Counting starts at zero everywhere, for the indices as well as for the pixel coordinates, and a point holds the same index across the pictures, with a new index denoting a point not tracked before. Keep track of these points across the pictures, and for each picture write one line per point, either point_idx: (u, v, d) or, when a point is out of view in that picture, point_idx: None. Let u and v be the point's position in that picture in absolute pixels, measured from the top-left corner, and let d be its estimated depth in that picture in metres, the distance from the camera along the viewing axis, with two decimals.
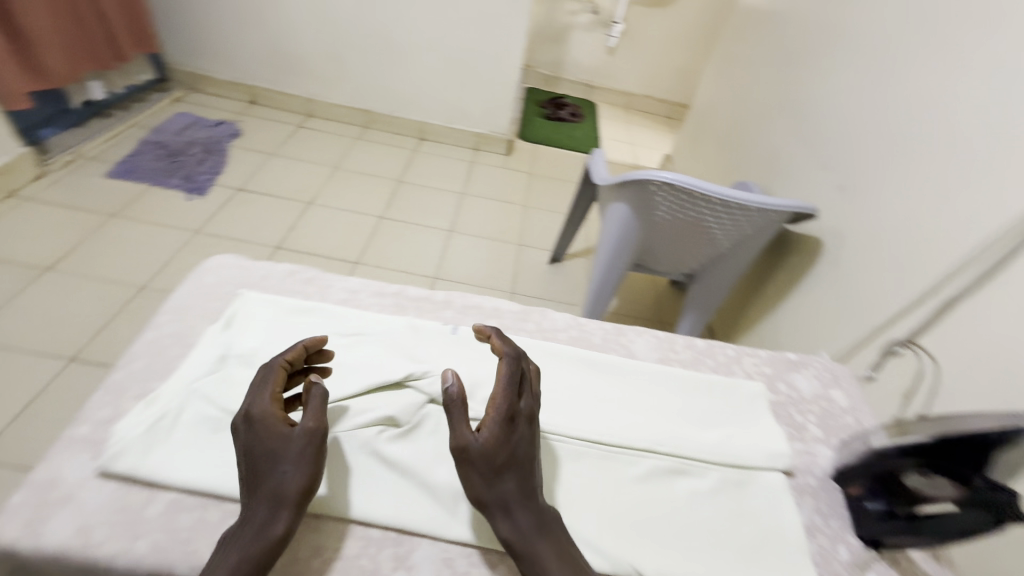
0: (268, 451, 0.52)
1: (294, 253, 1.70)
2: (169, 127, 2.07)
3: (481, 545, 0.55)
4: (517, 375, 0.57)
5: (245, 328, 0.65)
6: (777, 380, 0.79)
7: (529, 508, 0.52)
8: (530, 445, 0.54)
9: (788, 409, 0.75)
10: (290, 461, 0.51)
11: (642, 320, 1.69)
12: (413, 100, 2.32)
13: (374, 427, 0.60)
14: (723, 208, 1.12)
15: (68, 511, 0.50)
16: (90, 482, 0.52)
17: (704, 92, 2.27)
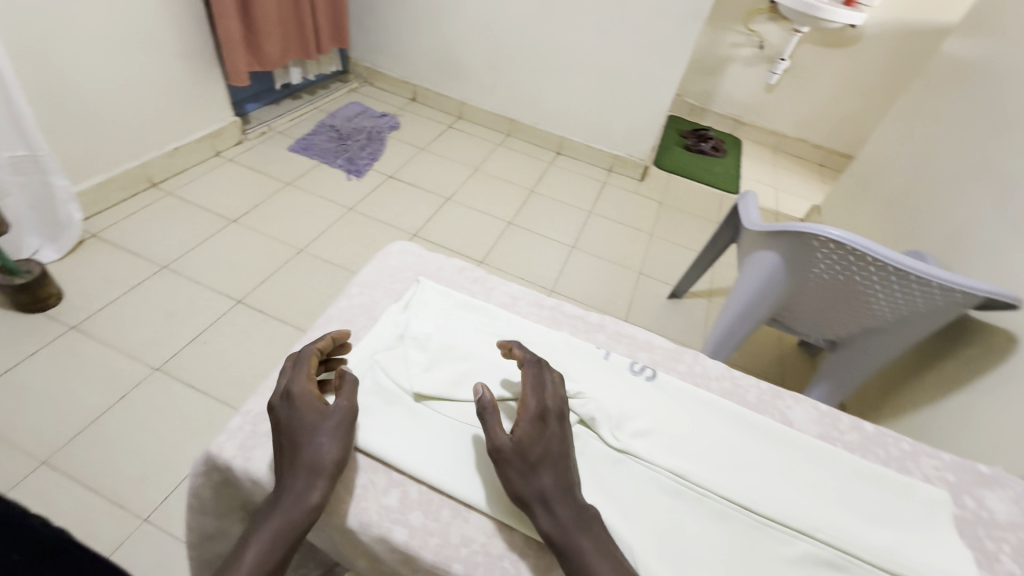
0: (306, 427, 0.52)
1: (427, 242, 1.82)
2: (344, 114, 2.32)
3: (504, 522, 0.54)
4: (538, 378, 0.58)
5: (421, 313, 0.69)
6: (961, 493, 0.64)
7: (569, 502, 0.50)
8: (564, 445, 0.53)
9: (974, 530, 0.60)
10: (321, 432, 0.52)
11: (764, 378, 1.56)
12: (559, 115, 2.38)
13: None
14: (897, 277, 1.00)
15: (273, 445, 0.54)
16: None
17: (877, 143, 2.05)
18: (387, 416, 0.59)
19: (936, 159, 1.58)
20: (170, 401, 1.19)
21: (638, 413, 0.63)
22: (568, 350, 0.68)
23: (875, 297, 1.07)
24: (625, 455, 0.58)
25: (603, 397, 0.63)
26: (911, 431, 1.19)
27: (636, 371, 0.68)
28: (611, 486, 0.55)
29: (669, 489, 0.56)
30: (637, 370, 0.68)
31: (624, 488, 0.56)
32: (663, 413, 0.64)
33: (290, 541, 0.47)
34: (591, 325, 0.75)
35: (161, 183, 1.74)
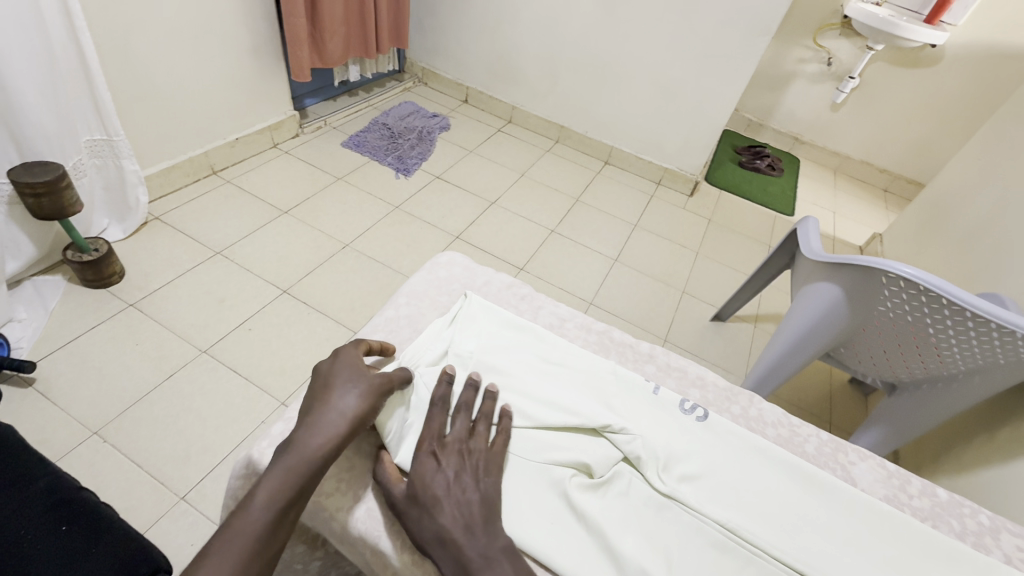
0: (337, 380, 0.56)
1: (469, 245, 1.82)
2: (397, 113, 2.36)
3: None
4: (440, 416, 0.57)
5: (467, 330, 0.67)
6: None
7: (472, 539, 0.48)
8: (457, 480, 0.52)
9: None
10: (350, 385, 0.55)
11: (809, 414, 1.48)
12: (610, 125, 2.34)
13: (567, 469, 0.56)
14: (975, 325, 0.92)
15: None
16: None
17: (953, 173, 1.92)
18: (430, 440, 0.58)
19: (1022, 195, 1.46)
20: (213, 385, 1.23)
21: (687, 455, 0.60)
22: (615, 381, 0.66)
23: (946, 343, 0.99)
24: (672, 500, 0.55)
25: (649, 434, 0.60)
26: (973, 491, 1.09)
27: (685, 408, 0.65)
28: (655, 533, 0.53)
29: (718, 543, 0.53)
30: (687, 409, 0.65)
31: (670, 536, 0.53)
32: (714, 458, 0.60)
33: (302, 480, 0.48)
34: (640, 355, 0.72)
35: (221, 171, 1.81)
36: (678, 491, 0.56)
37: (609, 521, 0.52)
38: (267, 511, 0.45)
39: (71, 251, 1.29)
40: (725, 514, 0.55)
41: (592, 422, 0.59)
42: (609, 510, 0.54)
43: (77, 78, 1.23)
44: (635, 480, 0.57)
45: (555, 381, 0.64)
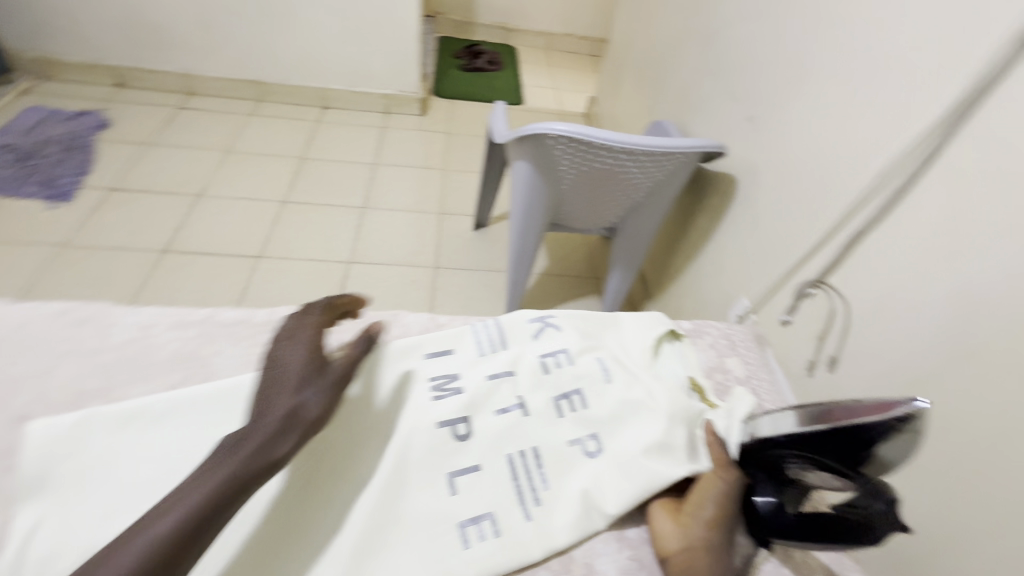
0: (266, 387, 0.46)
1: (186, 255, 1.54)
2: (19, 126, 1.78)
3: (567, 541, 0.46)
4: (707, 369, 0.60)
5: (663, 357, 0.59)
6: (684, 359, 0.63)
7: None
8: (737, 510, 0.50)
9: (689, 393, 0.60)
10: (288, 400, 0.45)
11: (574, 278, 1.65)
12: (307, 65, 2.09)
13: (524, 459, 0.50)
14: (627, 156, 1.02)
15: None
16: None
17: (619, 25, 2.13)
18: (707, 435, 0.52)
19: (659, 27, 1.66)
20: None
21: (454, 401, 0.52)
22: (553, 324, 0.60)
23: (618, 175, 1.09)
24: (482, 466, 0.49)
25: (528, 395, 0.53)
26: (688, 286, 1.31)
27: (498, 343, 0.58)
28: (507, 519, 0.46)
29: (383, 499, 0.45)
30: (437, 373, 0.55)
31: (487, 495, 0.47)
32: (386, 432, 0.50)
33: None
34: (256, 326, 0.58)
35: None
36: (501, 431, 0.51)
37: (418, 490, 0.47)
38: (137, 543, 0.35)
39: None
40: (404, 506, 0.46)
41: (550, 442, 0.51)
42: (510, 465, 0.49)
43: None
44: (557, 426, 0.52)
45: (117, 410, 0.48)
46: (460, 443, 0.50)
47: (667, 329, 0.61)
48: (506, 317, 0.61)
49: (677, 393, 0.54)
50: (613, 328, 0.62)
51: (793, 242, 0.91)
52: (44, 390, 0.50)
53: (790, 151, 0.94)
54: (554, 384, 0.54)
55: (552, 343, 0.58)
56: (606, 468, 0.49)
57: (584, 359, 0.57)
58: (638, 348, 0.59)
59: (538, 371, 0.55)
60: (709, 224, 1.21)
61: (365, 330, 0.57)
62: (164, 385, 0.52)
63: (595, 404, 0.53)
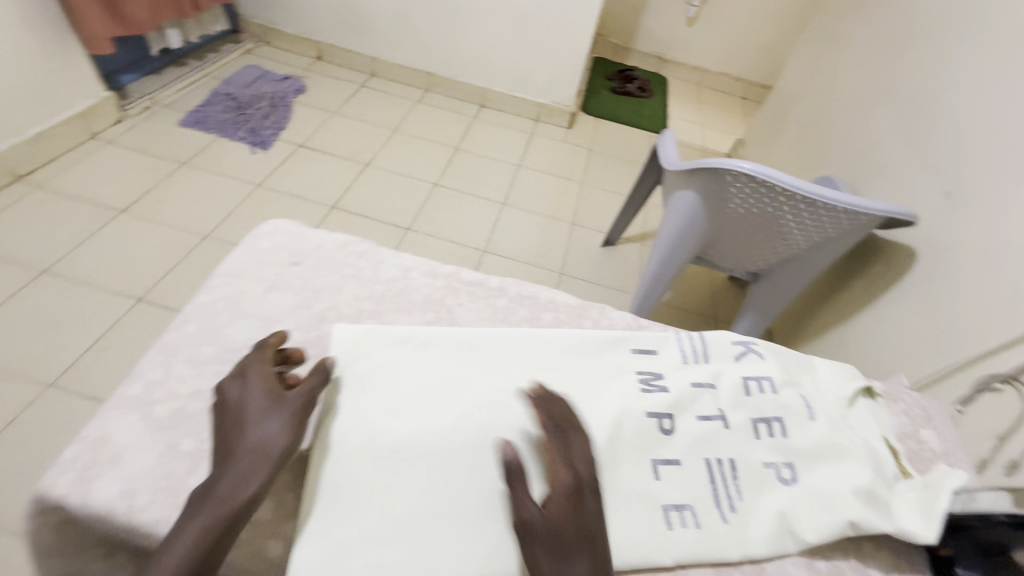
0: (226, 427, 0.47)
1: (348, 214, 1.73)
2: (240, 80, 2.10)
3: (761, 553, 0.49)
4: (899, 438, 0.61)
5: (858, 411, 0.61)
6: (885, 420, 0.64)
7: None
8: None
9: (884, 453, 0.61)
10: (251, 437, 0.45)
11: (696, 314, 1.63)
12: (477, 65, 2.25)
13: (724, 467, 0.54)
14: (806, 206, 1.01)
15: (117, 472, 0.45)
16: (143, 439, 0.47)
17: (789, 73, 2.07)
18: (908, 498, 0.53)
19: (842, 81, 1.60)
20: (71, 418, 1.09)
21: (662, 397, 0.57)
22: (757, 351, 0.63)
23: (788, 225, 1.08)
24: (684, 462, 0.54)
25: (730, 411, 0.58)
26: (827, 350, 1.25)
27: (701, 355, 0.63)
28: (706, 515, 0.50)
29: (600, 464, 0.52)
30: (645, 367, 0.60)
31: (688, 489, 0.52)
32: (602, 405, 0.56)
33: None
34: (491, 289, 0.66)
35: (28, 175, 1.54)
36: (704, 435, 0.55)
37: (629, 466, 0.52)
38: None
39: None
40: (618, 477, 0.51)
41: (749, 460, 0.54)
42: (708, 470, 0.53)
43: None
44: (756, 446, 0.56)
45: (386, 331, 0.58)
46: (666, 436, 0.55)
47: (863, 383, 0.63)
48: (710, 333, 0.65)
49: (875, 449, 0.56)
50: (808, 368, 0.65)
51: (983, 331, 0.85)
52: (330, 304, 0.62)
53: (996, 235, 0.88)
54: (756, 407, 0.58)
55: (754, 369, 0.62)
56: (805, 497, 0.52)
57: (786, 393, 0.60)
58: (835, 396, 0.61)
59: (741, 391, 0.59)
60: (869, 292, 1.15)
61: (579, 313, 0.64)
62: (419, 318, 0.61)
63: (796, 437, 0.56)
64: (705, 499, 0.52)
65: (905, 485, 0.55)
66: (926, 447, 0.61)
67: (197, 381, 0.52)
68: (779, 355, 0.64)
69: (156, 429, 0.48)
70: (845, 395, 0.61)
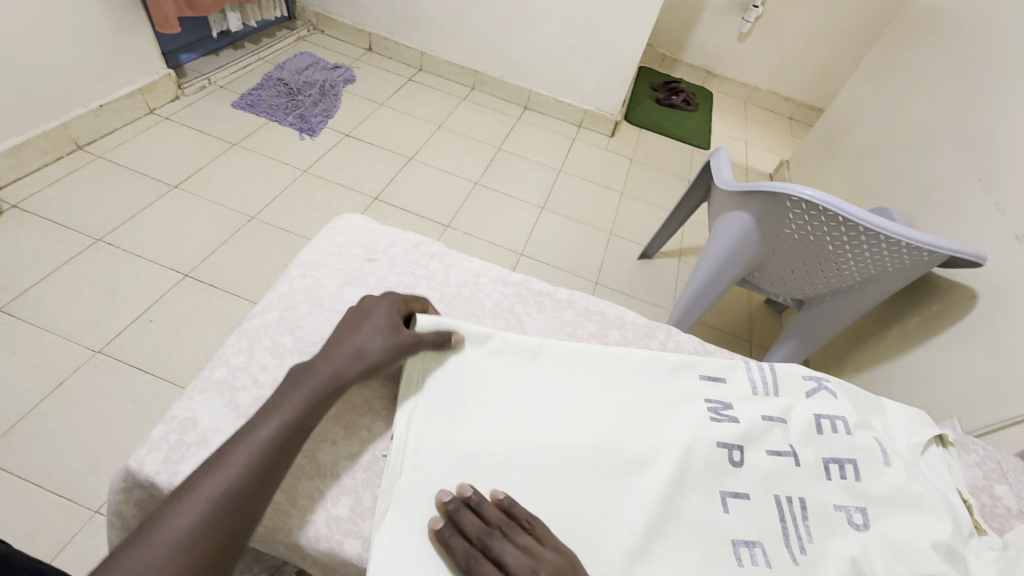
0: (337, 335, 0.56)
1: (389, 206, 1.74)
2: (293, 66, 2.14)
3: None
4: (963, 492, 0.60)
5: (934, 462, 0.60)
6: None
7: None
8: None
9: None
10: (357, 339, 0.55)
11: (731, 335, 1.61)
12: (526, 66, 2.25)
13: (792, 506, 0.55)
14: (866, 238, 0.99)
15: (202, 456, 0.48)
16: (226, 425, 0.50)
17: (845, 97, 2.03)
18: (989, 560, 0.51)
19: (903, 111, 1.56)
20: (117, 386, 1.11)
21: (732, 427, 0.58)
22: (829, 387, 0.63)
23: (844, 258, 1.06)
24: (752, 496, 0.55)
25: (801, 448, 0.58)
26: (871, 385, 1.22)
27: (771, 387, 0.63)
28: (776, 555, 0.52)
29: (669, 488, 0.54)
30: (714, 395, 0.62)
31: (755, 524, 0.53)
32: (671, 430, 0.58)
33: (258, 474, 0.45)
34: (559, 302, 0.70)
35: (88, 145, 1.59)
36: (773, 471, 0.56)
37: (694, 493, 0.55)
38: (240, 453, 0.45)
39: None
40: (683, 501, 0.54)
41: (818, 502, 0.55)
42: (771, 509, 0.55)
43: None
44: (827, 487, 0.56)
45: (464, 332, 0.62)
46: (734, 468, 0.56)
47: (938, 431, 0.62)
48: (781, 366, 0.65)
49: (952, 502, 0.55)
50: (880, 410, 0.64)
51: None
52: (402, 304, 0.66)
53: None
54: (827, 447, 0.58)
55: (827, 406, 0.61)
56: (877, 546, 0.51)
57: (861, 434, 0.59)
58: (908, 442, 0.60)
59: (812, 429, 0.59)
60: (919, 331, 1.13)
61: (647, 333, 0.68)
62: (490, 326, 0.66)
63: (870, 481, 0.56)
64: (771, 536, 0.53)
65: (982, 542, 0.52)
66: (999, 504, 0.62)
67: (274, 371, 0.55)
68: (854, 395, 0.63)
69: (238, 415, 0.51)
70: (920, 442, 0.60)
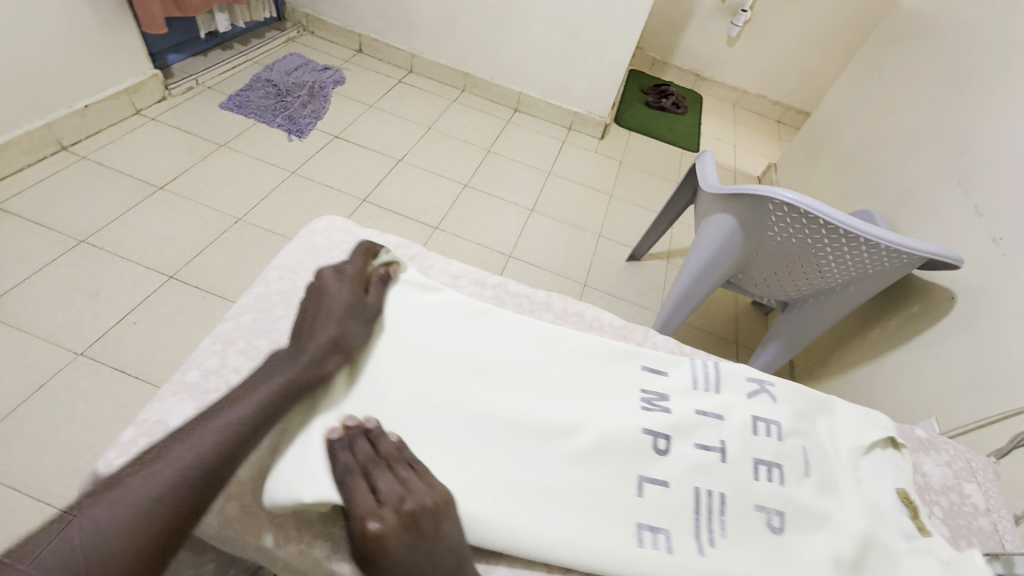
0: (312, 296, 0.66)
1: (379, 209, 1.74)
2: (282, 67, 2.13)
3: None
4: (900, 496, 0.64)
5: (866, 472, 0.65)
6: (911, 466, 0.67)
7: None
8: None
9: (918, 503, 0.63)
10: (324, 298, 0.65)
11: (718, 336, 1.62)
12: (516, 69, 2.26)
13: (714, 501, 0.60)
14: (846, 241, 1.01)
15: (172, 461, 0.48)
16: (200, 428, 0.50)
17: (830, 101, 2.05)
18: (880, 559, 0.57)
19: (886, 115, 1.58)
20: (99, 389, 1.10)
21: (663, 417, 0.65)
22: (771, 392, 0.68)
23: (825, 260, 1.07)
24: (672, 483, 0.60)
25: (732, 445, 0.63)
26: (852, 386, 1.24)
27: (711, 384, 0.69)
28: (681, 539, 0.57)
29: (586, 463, 0.61)
30: (651, 388, 0.68)
31: (670, 506, 0.59)
32: (605, 415, 0.65)
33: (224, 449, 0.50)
34: (538, 304, 0.71)
35: (72, 145, 1.57)
36: (698, 462, 0.61)
37: (620, 481, 0.60)
38: (205, 434, 0.51)
39: None
40: (596, 474, 0.60)
41: (737, 493, 0.60)
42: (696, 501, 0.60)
43: None
44: (751, 485, 0.60)
45: (414, 296, 0.70)
46: (658, 455, 0.62)
47: (888, 434, 0.67)
48: (726, 367, 0.70)
49: (861, 504, 0.61)
50: (824, 415, 0.69)
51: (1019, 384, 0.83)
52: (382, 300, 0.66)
53: None
54: (759, 448, 0.63)
55: (764, 410, 0.67)
56: (779, 540, 0.58)
57: (791, 441, 0.64)
58: (839, 449, 0.66)
59: (749, 429, 0.64)
60: (898, 333, 1.14)
61: (625, 334, 0.69)
62: None
63: (794, 487, 0.61)
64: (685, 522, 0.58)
65: (886, 537, 0.59)
66: (967, 502, 0.64)
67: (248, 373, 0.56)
68: (797, 400, 0.69)
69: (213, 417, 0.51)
70: (851, 451, 0.66)
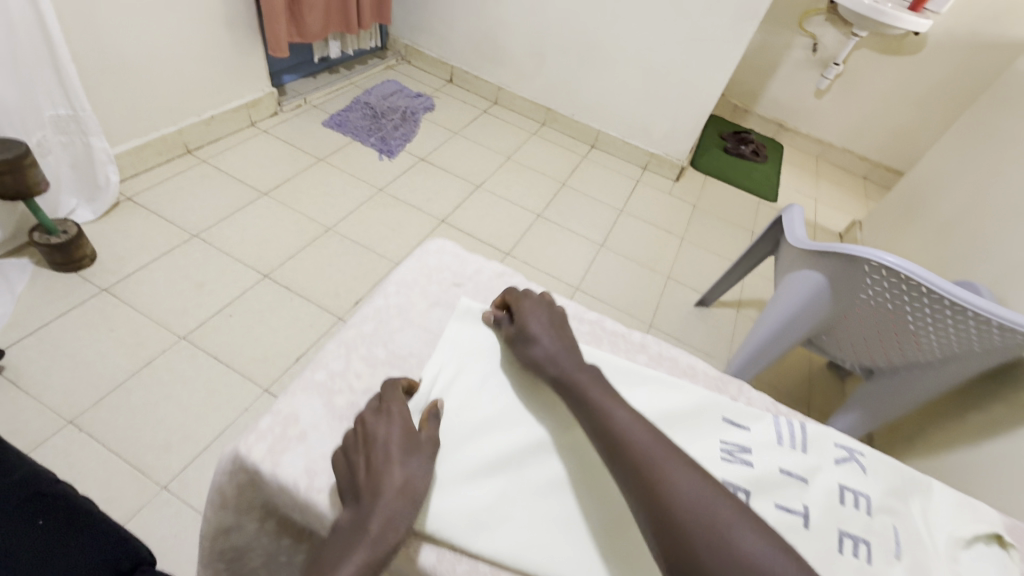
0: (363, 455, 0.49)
1: (456, 230, 1.81)
2: (380, 92, 2.30)
3: None
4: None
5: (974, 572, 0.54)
6: None
7: None
8: None
9: None
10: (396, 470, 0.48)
11: (789, 397, 1.54)
12: (597, 107, 2.31)
13: None
14: (950, 313, 0.95)
15: (301, 450, 0.52)
16: (323, 424, 0.54)
17: (929, 161, 1.95)
18: None
19: (997, 182, 1.49)
20: (194, 373, 1.20)
21: (743, 470, 0.56)
22: (860, 462, 0.59)
23: (924, 331, 1.01)
24: None
25: (817, 511, 0.54)
26: (944, 471, 1.13)
27: (797, 443, 0.59)
28: None
29: None
30: (731, 437, 0.59)
31: None
32: None
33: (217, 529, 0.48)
34: (633, 344, 0.71)
35: (196, 149, 1.76)
36: (779, 524, 0.52)
37: None
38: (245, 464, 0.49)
39: (38, 233, 1.24)
40: None
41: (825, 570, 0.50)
42: None
43: (37, 46, 1.17)
44: (835, 559, 0.51)
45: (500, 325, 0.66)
46: None
47: (991, 528, 0.56)
48: (812, 428, 0.62)
49: None
50: (919, 498, 0.58)
51: None
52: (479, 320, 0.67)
53: None
54: (845, 520, 0.53)
55: (852, 480, 0.57)
56: None
57: (880, 518, 0.55)
58: (941, 534, 0.56)
59: (834, 498, 0.55)
60: (1004, 417, 1.05)
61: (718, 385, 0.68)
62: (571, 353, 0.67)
63: (885, 570, 0.51)
64: None
65: None
66: None
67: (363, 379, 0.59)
68: (887, 470, 0.60)
69: (335, 416, 0.55)
70: (956, 536, 0.55)
